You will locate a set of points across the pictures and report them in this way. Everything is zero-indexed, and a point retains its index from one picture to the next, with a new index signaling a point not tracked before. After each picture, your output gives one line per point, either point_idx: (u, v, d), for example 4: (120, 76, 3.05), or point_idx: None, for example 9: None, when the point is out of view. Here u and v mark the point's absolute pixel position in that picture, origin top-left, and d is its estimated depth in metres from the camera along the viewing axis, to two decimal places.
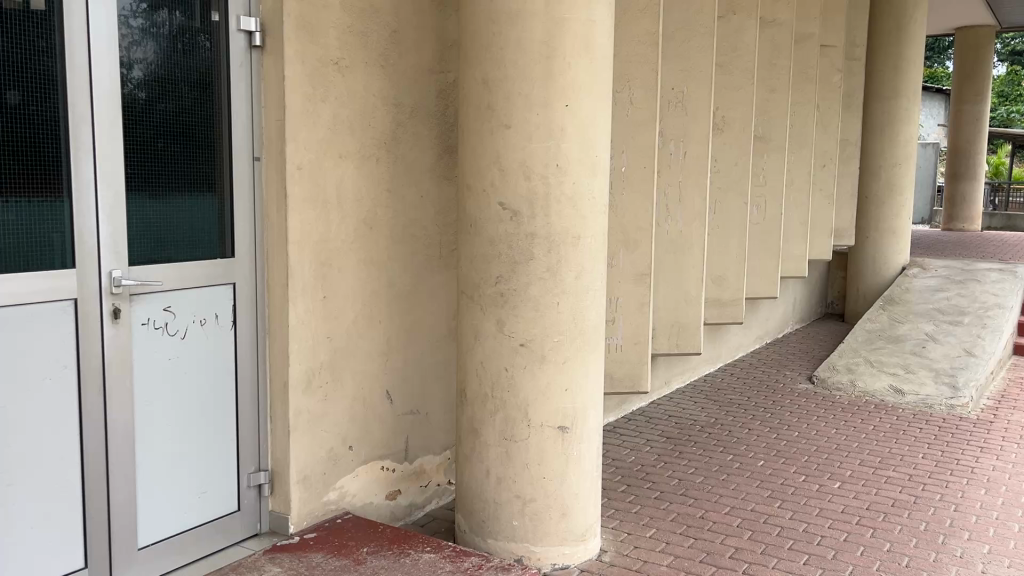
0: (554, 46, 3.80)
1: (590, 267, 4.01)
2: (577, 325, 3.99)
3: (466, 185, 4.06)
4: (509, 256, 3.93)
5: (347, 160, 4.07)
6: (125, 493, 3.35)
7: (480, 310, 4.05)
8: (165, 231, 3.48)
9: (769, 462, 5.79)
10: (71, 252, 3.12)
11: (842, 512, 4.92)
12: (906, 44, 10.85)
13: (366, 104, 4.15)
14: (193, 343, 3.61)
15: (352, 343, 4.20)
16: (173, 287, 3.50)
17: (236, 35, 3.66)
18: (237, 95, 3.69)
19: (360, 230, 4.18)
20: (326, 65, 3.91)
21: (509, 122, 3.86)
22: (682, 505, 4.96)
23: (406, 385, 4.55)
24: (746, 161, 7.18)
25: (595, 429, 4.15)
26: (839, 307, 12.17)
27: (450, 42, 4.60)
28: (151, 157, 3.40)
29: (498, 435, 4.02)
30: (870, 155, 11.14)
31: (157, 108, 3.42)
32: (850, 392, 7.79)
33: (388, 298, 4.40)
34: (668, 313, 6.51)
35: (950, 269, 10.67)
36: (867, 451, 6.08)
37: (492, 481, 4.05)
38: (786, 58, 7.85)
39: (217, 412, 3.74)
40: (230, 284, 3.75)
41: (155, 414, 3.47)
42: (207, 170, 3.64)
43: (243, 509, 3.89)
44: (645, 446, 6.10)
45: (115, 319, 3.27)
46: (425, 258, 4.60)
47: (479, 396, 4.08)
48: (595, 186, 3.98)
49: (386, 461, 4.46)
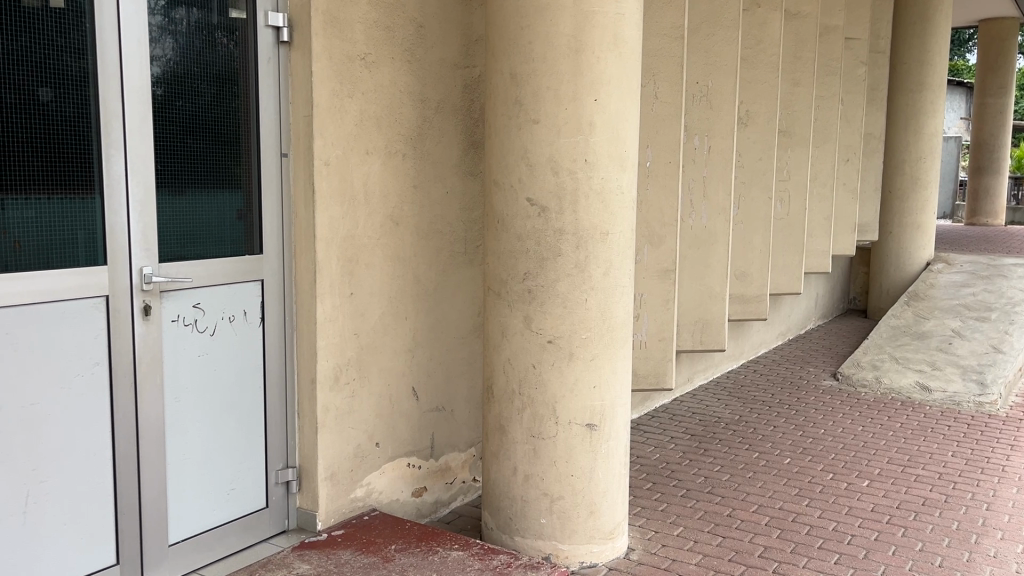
0: (583, 39, 3.76)
1: (618, 262, 3.97)
2: (606, 322, 3.96)
3: (494, 180, 4.03)
4: (537, 252, 3.90)
5: (374, 156, 4.05)
6: (155, 490, 3.36)
7: (507, 307, 4.02)
8: (195, 227, 3.47)
9: (796, 460, 5.73)
10: (102, 249, 3.12)
11: (872, 511, 4.86)
12: (931, 37, 10.72)
13: (392, 100, 4.13)
14: (223, 340, 3.61)
15: (378, 340, 4.18)
16: (202, 284, 3.49)
17: (263, 30, 3.65)
18: (265, 91, 3.68)
19: (386, 226, 4.17)
20: (353, 60, 3.89)
21: (537, 117, 3.82)
22: (709, 503, 4.91)
23: (432, 381, 4.54)
24: (770, 155, 7.12)
25: (623, 427, 4.12)
26: (861, 303, 12.07)
27: (476, 36, 4.57)
28: (181, 153, 3.39)
29: (525, 432, 4.00)
30: (894, 149, 11.02)
31: (186, 104, 3.41)
32: (875, 389, 7.71)
33: (415, 295, 4.38)
34: (692, 309, 6.45)
35: (976, 264, 10.54)
36: (896, 449, 6.01)
37: (520, 479, 4.03)
38: (811, 51, 7.77)
39: (246, 409, 3.74)
40: (258, 281, 3.75)
41: (185, 411, 3.47)
42: (236, 167, 3.63)
43: (271, 506, 3.89)
44: (669, 443, 6.06)
45: (145, 316, 3.27)
46: (451, 254, 4.58)
47: (506, 393, 4.06)
48: (623, 181, 3.95)
49: (412, 458, 4.44)
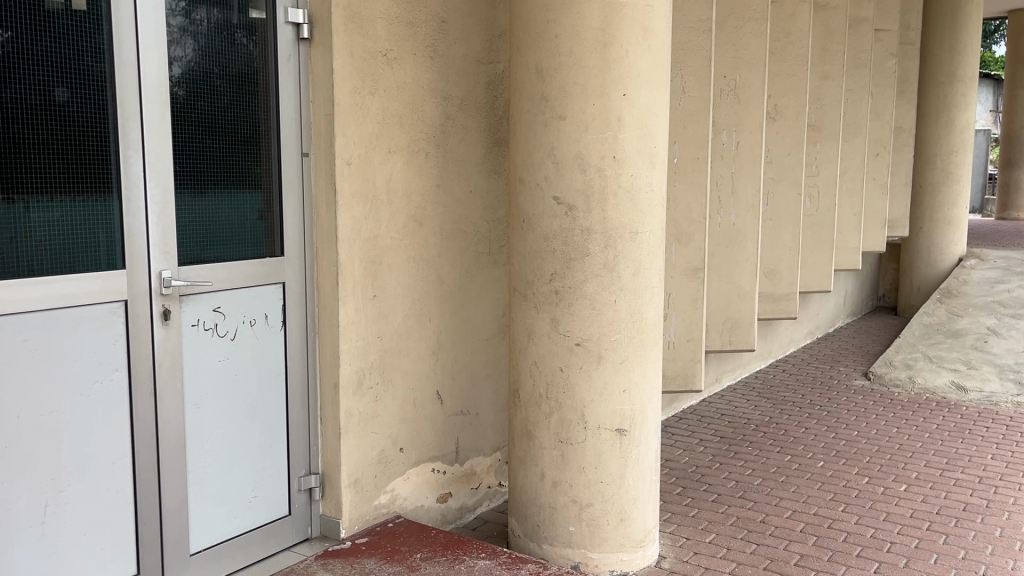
0: (611, 33, 3.64)
1: (648, 261, 3.85)
2: (636, 324, 3.84)
3: (519, 179, 3.92)
4: (564, 252, 3.79)
5: (396, 155, 3.96)
6: (175, 497, 3.29)
7: (534, 308, 3.91)
8: (216, 230, 3.40)
9: (829, 464, 5.58)
10: (121, 252, 3.04)
11: (910, 517, 4.70)
12: (963, 27, 10.47)
13: (415, 97, 4.03)
14: (244, 345, 3.53)
15: (402, 342, 4.09)
16: (222, 288, 3.42)
17: (283, 27, 3.56)
18: (285, 88, 3.59)
19: (409, 227, 4.07)
20: (375, 57, 3.80)
21: (564, 113, 3.71)
22: (741, 509, 4.78)
23: (456, 384, 4.44)
24: (800, 150, 6.95)
25: (654, 431, 4.00)
26: (891, 300, 11.85)
27: (500, 31, 4.46)
28: (201, 153, 3.32)
29: (553, 437, 3.89)
30: (924, 143, 10.80)
31: (205, 103, 3.33)
32: (909, 389, 7.53)
33: (438, 297, 4.28)
34: (722, 307, 6.32)
35: (1009, 260, 10.30)
36: (933, 452, 5.83)
37: (548, 485, 3.92)
38: (840, 43, 7.58)
39: (268, 415, 3.66)
40: (280, 284, 3.67)
41: (206, 418, 3.40)
42: (257, 167, 3.55)
43: (294, 513, 3.81)
44: (698, 446, 5.92)
45: (164, 321, 3.19)
46: (475, 254, 4.47)
47: (533, 397, 3.95)
48: (653, 179, 3.82)
49: (437, 464, 4.35)
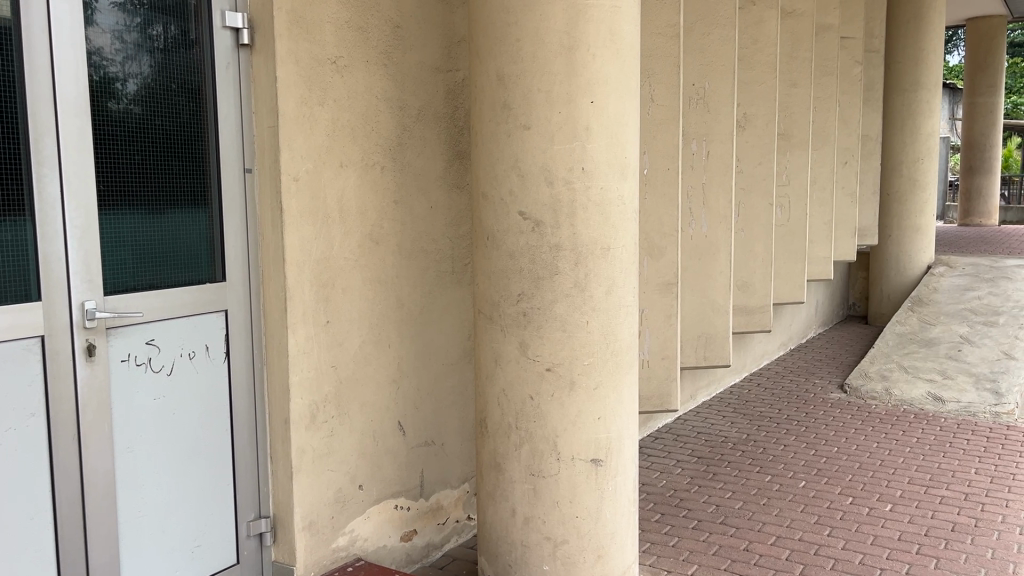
0: (576, 36, 3.40)
1: (622, 279, 3.61)
2: (609, 345, 3.58)
3: (481, 193, 3.66)
4: (531, 271, 3.53)
5: (349, 169, 3.68)
6: (105, 552, 2.96)
7: (501, 332, 3.64)
8: (148, 254, 3.10)
9: (812, 484, 5.36)
10: (36, 282, 2.73)
11: (899, 540, 4.49)
12: (925, 35, 10.45)
13: (368, 108, 3.75)
14: (181, 380, 3.21)
15: (359, 372, 3.79)
16: (156, 319, 3.10)
17: (221, 32, 3.27)
18: (223, 99, 3.30)
19: (365, 247, 3.79)
20: (323, 64, 3.52)
21: (528, 122, 3.46)
22: (723, 537, 4.53)
23: (420, 414, 4.14)
24: (770, 159, 6.78)
25: (631, 460, 3.74)
26: (861, 309, 11.76)
27: (459, 37, 4.20)
28: (129, 170, 3.02)
29: (524, 470, 3.62)
30: (891, 151, 10.74)
31: (133, 115, 3.02)
32: (886, 401, 7.37)
33: (399, 321, 3.99)
34: (695, 322, 6.12)
35: (977, 267, 10.27)
36: (916, 468, 5.64)
37: (519, 521, 3.65)
38: (808, 50, 7.47)
39: (212, 456, 3.35)
40: (222, 312, 3.36)
41: (140, 462, 3.08)
42: (196, 184, 3.25)
43: (243, 562, 3.49)
44: (675, 468, 5.68)
45: (89, 358, 2.88)
46: (437, 274, 4.18)
47: (501, 428, 3.68)
48: (625, 190, 3.58)
49: (400, 500, 4.05)
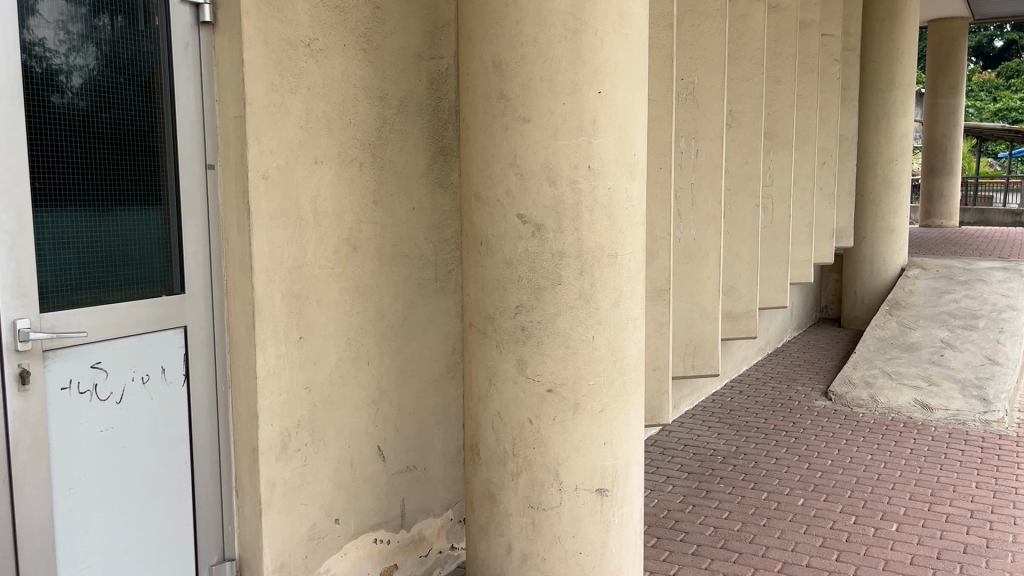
0: (583, 18, 3.04)
1: (629, 289, 3.26)
2: (616, 363, 3.23)
3: (473, 194, 3.28)
4: (531, 281, 3.16)
5: (324, 166, 3.27)
6: None
7: (496, 349, 3.27)
8: (93, 262, 2.68)
9: (811, 501, 5.08)
10: None
11: (912, 564, 4.22)
12: (900, 35, 10.30)
13: (345, 98, 3.35)
14: (132, 408, 2.79)
15: (334, 393, 3.39)
16: (102, 338, 2.68)
17: (178, 8, 2.85)
18: (181, 84, 2.87)
19: (341, 253, 3.38)
20: (296, 47, 3.11)
21: (528, 115, 3.09)
22: (726, 564, 4.22)
23: (400, 438, 3.74)
24: (757, 158, 6.49)
25: (637, 488, 3.40)
26: (834, 311, 11.59)
27: (443, 21, 3.77)
28: (68, 166, 2.59)
29: (521, 502, 3.26)
30: (865, 151, 10.59)
31: (73, 104, 2.60)
32: (873, 408, 7.15)
33: (378, 335, 3.59)
34: (683, 330, 5.82)
35: (951, 269, 10.16)
36: (916, 483, 5.40)
37: (516, 558, 3.30)
38: (793, 47, 7.19)
39: (168, 493, 2.92)
40: (181, 328, 2.94)
41: (84, 505, 2.66)
42: (147, 180, 2.83)
43: None
44: (667, 485, 5.36)
45: (22, 387, 2.45)
46: (419, 283, 3.77)
47: (496, 455, 3.31)
48: (633, 191, 3.24)
49: (379, 533, 3.66)
